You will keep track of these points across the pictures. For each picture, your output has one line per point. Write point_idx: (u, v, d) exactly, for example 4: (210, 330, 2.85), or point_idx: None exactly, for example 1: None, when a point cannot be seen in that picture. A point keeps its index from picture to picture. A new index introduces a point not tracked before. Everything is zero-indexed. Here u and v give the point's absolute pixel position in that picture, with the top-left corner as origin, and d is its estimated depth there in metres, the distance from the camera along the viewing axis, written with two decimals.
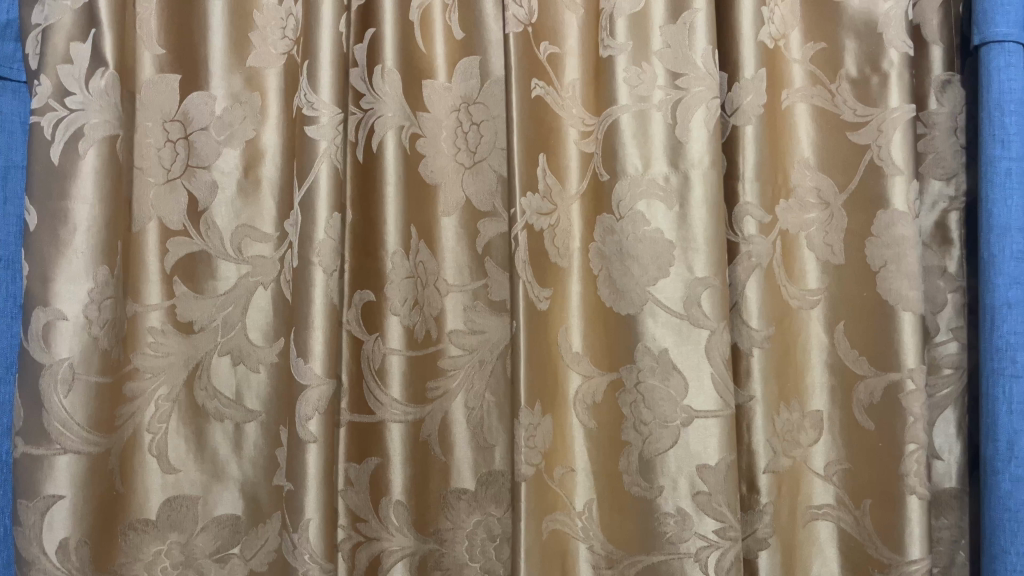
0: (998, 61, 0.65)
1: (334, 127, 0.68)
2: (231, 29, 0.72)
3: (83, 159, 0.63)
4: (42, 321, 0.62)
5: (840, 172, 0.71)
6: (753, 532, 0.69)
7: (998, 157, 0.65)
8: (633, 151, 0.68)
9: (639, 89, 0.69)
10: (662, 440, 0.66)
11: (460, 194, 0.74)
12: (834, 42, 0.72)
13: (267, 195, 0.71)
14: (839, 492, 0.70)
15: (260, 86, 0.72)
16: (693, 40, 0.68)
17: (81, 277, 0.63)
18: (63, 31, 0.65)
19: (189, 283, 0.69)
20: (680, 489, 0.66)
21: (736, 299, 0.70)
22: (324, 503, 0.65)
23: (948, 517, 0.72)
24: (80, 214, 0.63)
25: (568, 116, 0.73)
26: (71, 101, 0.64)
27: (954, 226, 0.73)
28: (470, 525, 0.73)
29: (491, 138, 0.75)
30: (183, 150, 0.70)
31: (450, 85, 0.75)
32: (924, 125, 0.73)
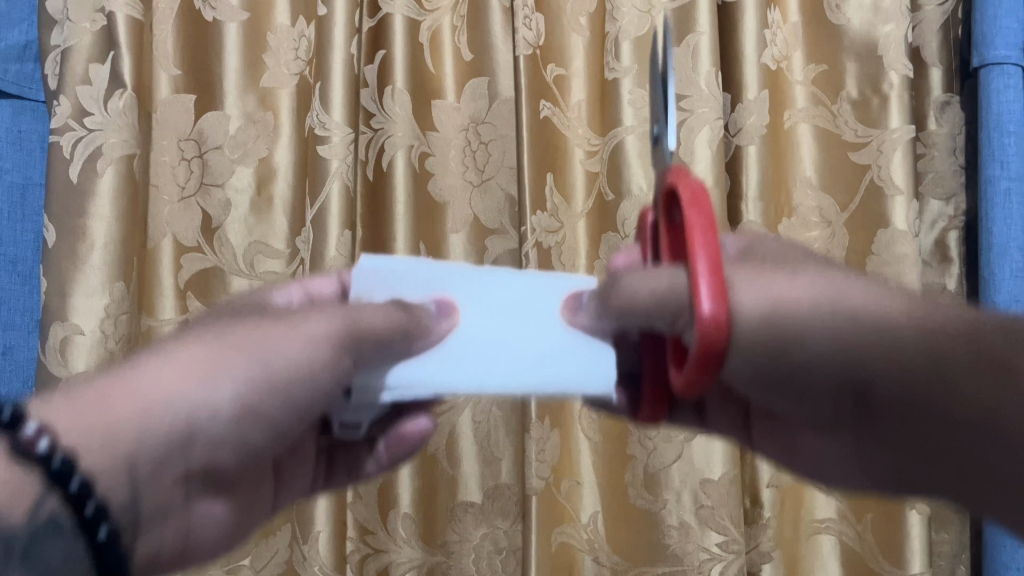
0: (997, 83, 0.66)
1: (345, 147, 0.70)
2: (244, 50, 0.73)
3: (101, 179, 0.65)
4: (60, 334, 0.64)
5: (841, 192, 0.73)
6: (757, 545, 0.71)
7: (998, 177, 0.66)
8: (638, 171, 0.70)
9: (643, 111, 0.70)
10: (666, 455, 0.68)
11: (468, 211, 0.76)
12: (835, 64, 0.74)
13: (279, 213, 0.72)
14: (841, 506, 0.72)
15: (273, 105, 0.73)
16: (696, 62, 0.68)
17: (97, 292, 0.65)
18: (81, 53, 0.66)
19: (202, 297, 0.71)
20: (683, 503, 0.67)
21: None
22: (333, 517, 0.69)
23: (948, 532, 0.74)
24: (97, 231, 0.65)
25: (574, 136, 0.74)
26: (90, 122, 0.65)
27: (953, 245, 0.74)
28: (477, 538, 0.74)
29: (499, 157, 0.76)
30: (198, 169, 0.72)
31: (459, 105, 0.76)
32: (924, 145, 0.75)
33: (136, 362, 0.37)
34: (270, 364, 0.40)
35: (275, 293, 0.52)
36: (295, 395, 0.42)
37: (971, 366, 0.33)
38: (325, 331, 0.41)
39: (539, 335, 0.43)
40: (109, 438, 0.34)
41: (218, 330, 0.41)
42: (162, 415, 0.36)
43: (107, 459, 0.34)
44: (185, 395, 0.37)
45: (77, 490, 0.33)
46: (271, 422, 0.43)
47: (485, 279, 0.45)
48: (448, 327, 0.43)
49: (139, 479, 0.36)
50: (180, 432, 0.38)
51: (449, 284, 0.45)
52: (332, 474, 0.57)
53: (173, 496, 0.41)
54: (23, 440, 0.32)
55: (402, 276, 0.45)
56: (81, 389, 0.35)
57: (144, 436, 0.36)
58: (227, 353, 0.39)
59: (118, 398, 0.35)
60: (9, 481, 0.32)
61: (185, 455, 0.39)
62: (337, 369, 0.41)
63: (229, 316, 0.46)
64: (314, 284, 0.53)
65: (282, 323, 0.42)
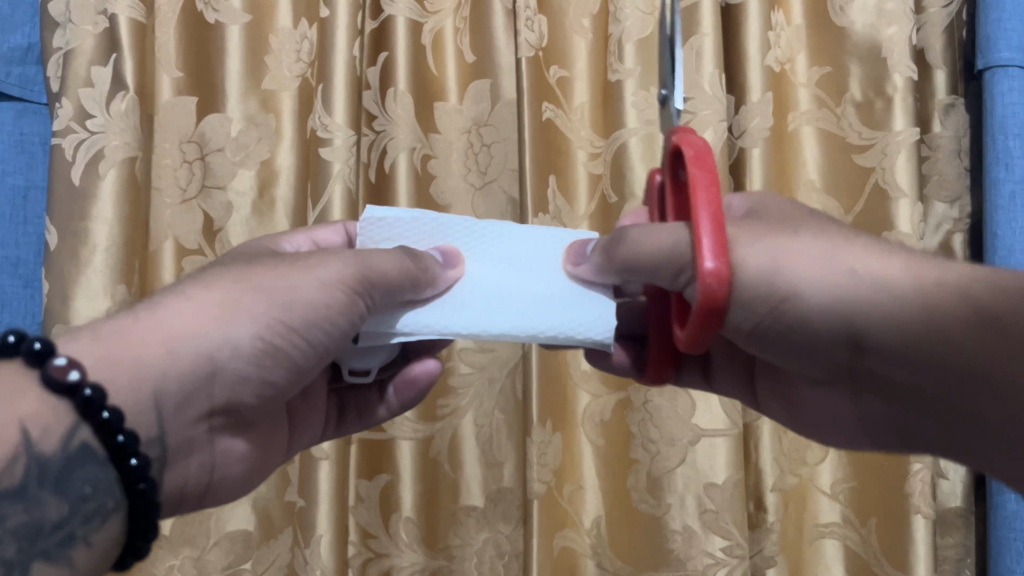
0: (1001, 86, 0.65)
1: (348, 149, 0.69)
2: (246, 53, 0.72)
3: (103, 181, 0.65)
4: (61, 337, 0.64)
5: (845, 195, 0.73)
6: (760, 549, 0.70)
7: (1003, 180, 0.65)
8: (642, 173, 0.70)
9: (647, 113, 0.70)
10: (670, 459, 0.67)
11: (471, 214, 0.75)
12: (839, 67, 0.73)
13: (280, 216, 0.72)
14: (845, 509, 0.71)
15: (275, 108, 0.72)
16: (700, 63, 0.68)
17: (100, 295, 0.65)
18: (83, 55, 0.66)
19: None
20: (687, 507, 0.66)
21: None
22: (335, 519, 0.68)
23: (954, 536, 0.73)
24: (99, 234, 0.65)
25: (578, 138, 0.74)
26: (92, 124, 0.65)
27: (959, 248, 0.74)
28: (479, 542, 0.73)
29: (502, 160, 0.76)
30: (200, 171, 0.71)
31: (461, 108, 0.76)
32: (929, 147, 0.74)
33: (162, 302, 0.42)
34: (286, 303, 0.43)
35: (283, 241, 0.54)
36: (310, 337, 0.45)
37: (942, 347, 0.38)
38: (338, 276, 0.44)
39: (544, 286, 0.49)
40: (135, 373, 0.39)
41: (235, 269, 0.45)
42: (182, 353, 0.41)
43: (129, 391, 0.39)
44: (205, 334, 0.41)
45: (103, 418, 0.37)
46: (293, 363, 0.45)
47: (485, 229, 0.51)
48: (454, 276, 0.49)
49: (163, 409, 0.41)
50: (201, 367, 0.42)
51: (448, 236, 0.51)
52: (343, 419, 0.60)
53: (196, 432, 0.44)
54: (54, 371, 0.36)
55: (404, 229, 0.50)
56: (115, 324, 0.40)
57: (166, 371, 0.40)
58: (244, 295, 0.43)
59: (143, 336, 0.40)
60: (42, 410, 0.36)
61: (207, 392, 0.43)
62: (350, 308, 0.44)
63: (241, 257, 0.49)
64: (319, 233, 0.56)
65: (294, 264, 0.45)
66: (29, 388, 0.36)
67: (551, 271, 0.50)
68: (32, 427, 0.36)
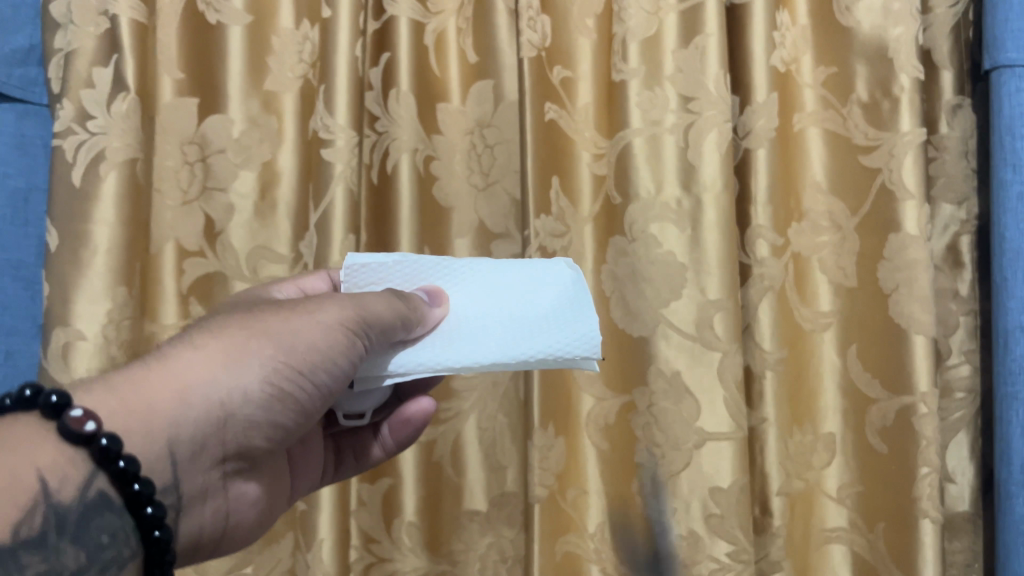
0: (1009, 86, 0.65)
1: (350, 150, 0.69)
2: (248, 54, 0.72)
3: (104, 182, 0.64)
4: (62, 340, 0.63)
5: (851, 196, 0.72)
6: (766, 554, 0.72)
7: (1011, 181, 0.64)
8: (646, 174, 0.68)
9: (651, 113, 0.68)
10: (675, 463, 0.66)
11: (474, 216, 0.75)
12: (845, 66, 0.73)
13: (282, 217, 0.71)
14: (852, 514, 0.71)
15: (277, 109, 0.72)
16: (704, 64, 0.67)
17: (100, 298, 0.64)
18: (84, 57, 0.66)
19: (205, 303, 0.71)
20: (692, 513, 0.66)
21: (749, 322, 0.72)
22: (337, 526, 0.67)
23: (961, 541, 0.73)
24: (100, 236, 0.64)
25: (581, 139, 0.74)
26: (93, 125, 0.65)
27: (966, 250, 0.73)
28: (483, 547, 0.73)
29: (505, 161, 0.75)
30: (201, 172, 0.71)
31: (464, 108, 0.76)
32: (935, 148, 0.73)
33: (171, 352, 0.43)
34: (291, 347, 0.45)
35: (275, 289, 0.57)
36: (316, 379, 0.46)
37: None
38: (337, 319, 0.46)
39: (527, 316, 0.51)
40: (152, 421, 0.40)
41: (239, 317, 0.46)
42: (197, 400, 0.41)
43: (147, 440, 0.39)
44: (216, 380, 0.42)
45: (121, 467, 0.37)
46: (300, 407, 0.46)
47: (465, 273, 0.54)
48: (439, 314, 0.51)
49: (179, 457, 0.41)
50: (215, 414, 0.42)
51: (431, 279, 0.53)
52: (341, 462, 0.61)
53: (210, 479, 0.45)
54: (71, 422, 0.36)
55: (389, 273, 0.53)
56: (130, 373, 0.41)
57: (181, 418, 0.41)
58: (251, 341, 0.44)
59: (157, 384, 0.41)
60: (59, 461, 0.37)
61: (220, 439, 0.43)
62: (350, 349, 0.46)
63: (236, 309, 0.50)
64: (306, 283, 0.59)
65: (294, 311, 0.46)
66: (45, 440, 0.37)
67: (529, 303, 0.52)
68: (50, 478, 0.36)
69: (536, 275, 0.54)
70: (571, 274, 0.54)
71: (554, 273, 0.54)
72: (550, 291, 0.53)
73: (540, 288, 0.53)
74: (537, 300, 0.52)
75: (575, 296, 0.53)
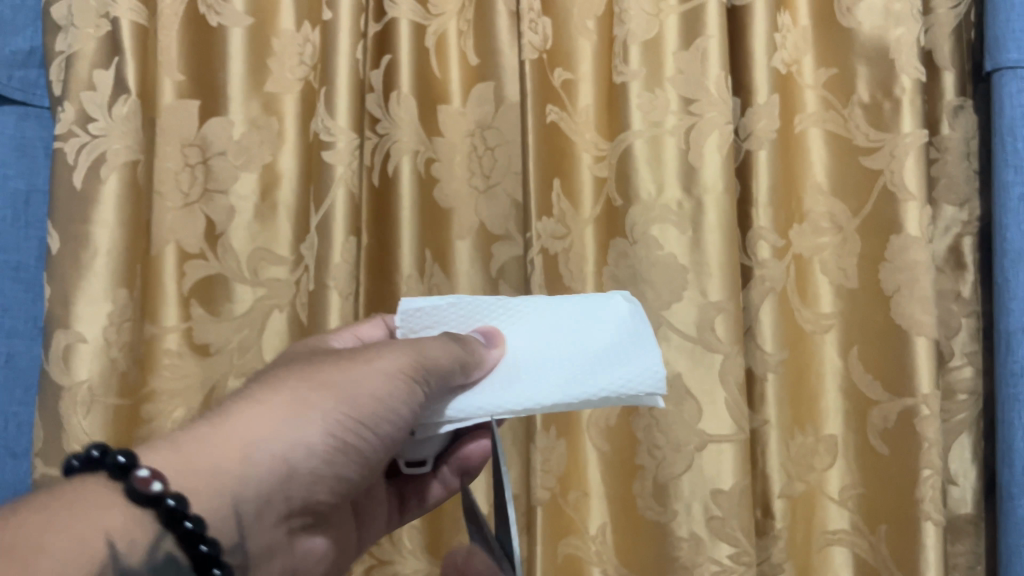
0: (1011, 87, 0.64)
1: (350, 152, 0.69)
2: (248, 56, 0.72)
3: (105, 184, 0.64)
4: (62, 343, 0.63)
5: (853, 197, 0.72)
6: (768, 556, 0.72)
7: (1013, 182, 0.64)
8: (647, 176, 0.68)
9: (652, 115, 0.68)
10: (676, 465, 0.66)
11: (475, 217, 0.75)
12: (847, 67, 0.73)
13: (283, 219, 0.72)
14: (854, 517, 0.71)
15: (277, 111, 0.72)
16: (705, 66, 0.67)
17: (101, 300, 0.64)
18: (86, 59, 0.66)
19: (205, 305, 0.70)
20: (694, 515, 0.65)
21: (751, 324, 0.72)
22: None
23: (964, 544, 0.73)
24: (101, 238, 0.64)
25: (581, 141, 0.74)
26: (94, 127, 0.65)
27: (967, 251, 0.73)
28: None
29: (505, 163, 0.75)
30: (201, 175, 0.71)
31: (465, 110, 0.76)
32: (938, 149, 0.73)
33: (231, 407, 0.40)
34: (354, 398, 0.43)
35: (330, 338, 0.54)
36: (378, 429, 0.44)
37: None
38: (397, 366, 0.44)
39: (589, 353, 0.48)
40: (218, 481, 0.38)
41: (296, 368, 0.43)
42: (260, 459, 0.39)
43: (212, 499, 0.37)
44: (282, 436, 0.40)
45: (189, 527, 0.36)
46: (363, 458, 0.44)
47: (519, 310, 0.51)
48: (498, 355, 0.49)
49: (244, 516, 0.39)
50: (279, 471, 0.40)
51: (485, 318, 0.51)
52: (405, 505, 0.61)
53: (275, 537, 0.42)
54: (138, 482, 0.35)
55: (443, 314, 0.51)
56: (190, 431, 0.39)
57: (247, 479, 0.39)
58: (313, 393, 0.42)
59: (220, 442, 0.39)
60: (128, 524, 0.35)
61: (284, 495, 0.41)
62: (412, 398, 0.44)
63: (289, 357, 0.48)
64: (363, 329, 0.56)
65: (352, 360, 0.44)
66: (112, 501, 0.35)
67: (589, 338, 0.49)
68: (118, 541, 0.34)
69: (592, 309, 0.51)
70: (627, 304, 0.52)
71: (611, 305, 0.51)
72: (609, 324, 0.50)
73: (599, 320, 0.50)
74: (600, 335, 0.49)
75: (636, 328, 0.50)
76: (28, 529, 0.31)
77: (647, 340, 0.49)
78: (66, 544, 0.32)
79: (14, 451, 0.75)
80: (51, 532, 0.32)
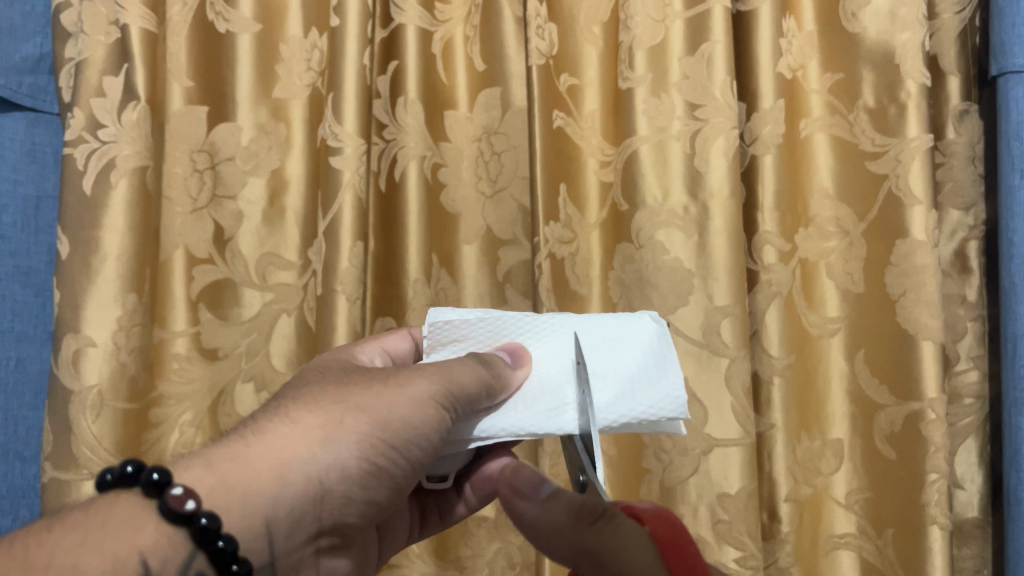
0: (1016, 92, 0.65)
1: (358, 157, 0.69)
2: (257, 61, 0.72)
3: (115, 190, 0.65)
4: (72, 347, 0.63)
5: (859, 201, 0.72)
6: (775, 560, 0.72)
7: (1019, 187, 0.64)
8: (653, 181, 0.68)
9: (658, 120, 0.69)
10: (683, 468, 0.67)
11: (481, 222, 0.76)
12: (852, 72, 0.73)
13: (291, 224, 0.72)
14: (861, 521, 0.71)
15: (285, 117, 0.73)
16: (711, 71, 0.67)
17: (111, 304, 0.64)
18: (96, 65, 0.66)
19: (214, 309, 0.71)
20: (700, 519, 0.66)
21: (758, 327, 0.72)
22: None
23: (970, 547, 0.73)
24: (111, 243, 0.65)
25: (589, 146, 0.74)
26: (104, 134, 0.65)
27: (972, 255, 0.73)
28: (491, 553, 0.74)
29: (512, 167, 0.75)
30: (210, 180, 0.71)
31: (472, 116, 0.76)
32: (943, 154, 0.74)
33: (267, 425, 0.41)
34: (385, 422, 0.43)
35: (357, 351, 0.52)
36: (408, 454, 0.44)
37: None
38: (428, 393, 0.43)
39: (613, 377, 0.48)
40: (250, 499, 0.38)
41: (331, 387, 0.44)
42: (293, 480, 0.40)
43: (245, 520, 0.38)
44: (314, 459, 0.40)
45: (220, 546, 0.37)
46: (393, 481, 0.44)
47: (546, 329, 0.51)
48: (523, 376, 0.48)
49: (275, 536, 0.40)
50: (312, 492, 0.40)
51: (513, 337, 0.51)
52: (426, 522, 0.59)
53: (303, 557, 0.43)
54: (171, 500, 0.36)
55: (471, 329, 0.51)
56: (226, 449, 0.40)
57: (280, 499, 0.39)
58: (346, 416, 0.42)
59: (254, 462, 0.39)
60: (161, 542, 0.36)
61: (317, 515, 0.42)
62: (441, 424, 0.44)
63: (318, 369, 0.48)
64: (388, 341, 0.55)
65: (384, 383, 0.44)
66: (148, 519, 0.36)
67: (615, 361, 0.49)
68: (151, 559, 0.35)
69: (618, 332, 0.51)
70: (654, 327, 0.51)
71: (637, 328, 0.51)
72: (634, 346, 0.50)
73: (625, 344, 0.50)
74: (627, 357, 0.49)
75: (664, 353, 0.50)
76: (65, 546, 0.33)
77: (672, 365, 0.49)
78: (100, 561, 0.33)
79: (23, 455, 0.75)
80: (85, 550, 0.33)
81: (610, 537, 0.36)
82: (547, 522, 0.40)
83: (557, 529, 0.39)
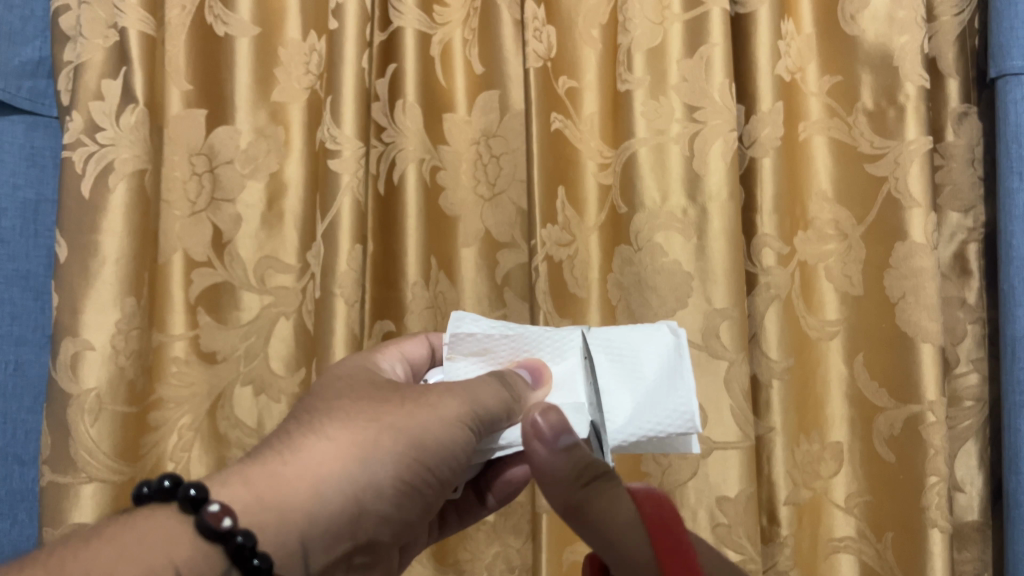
0: (1015, 93, 0.64)
1: (356, 160, 0.69)
2: (256, 64, 0.73)
3: (113, 192, 0.65)
4: (71, 351, 0.63)
5: (858, 205, 0.72)
6: (774, 563, 0.72)
7: (1018, 189, 0.64)
8: (652, 183, 0.68)
9: (657, 122, 0.69)
10: (682, 473, 0.67)
11: (480, 225, 0.76)
12: (850, 75, 0.73)
13: (289, 227, 0.72)
14: (860, 524, 0.71)
15: (284, 120, 0.73)
16: (709, 74, 0.67)
17: (110, 307, 0.64)
18: (94, 69, 0.67)
19: (213, 313, 0.71)
20: (699, 522, 0.66)
21: (756, 331, 0.71)
22: None
23: (971, 551, 0.73)
24: (109, 246, 0.65)
25: (587, 149, 0.75)
26: (102, 137, 0.65)
27: (972, 258, 0.73)
28: (489, 556, 0.74)
29: (510, 171, 0.75)
30: (209, 183, 0.71)
31: (471, 118, 0.77)
32: (942, 156, 0.74)
33: (302, 441, 0.41)
34: (417, 441, 0.42)
35: (378, 357, 0.52)
36: (440, 472, 0.43)
37: None
38: (457, 413, 0.43)
39: (624, 394, 0.48)
40: (284, 518, 0.38)
41: (364, 403, 0.43)
42: (328, 497, 0.39)
43: (280, 537, 0.38)
44: (347, 478, 0.40)
45: (256, 563, 0.36)
46: (425, 500, 0.45)
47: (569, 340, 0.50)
48: (541, 396, 0.46)
49: (312, 553, 0.39)
50: (346, 510, 0.40)
51: (535, 351, 0.49)
52: (445, 523, 0.59)
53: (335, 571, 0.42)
54: (208, 517, 0.36)
55: (495, 343, 0.49)
56: (263, 466, 0.39)
57: (316, 516, 0.39)
58: (380, 436, 0.42)
59: (292, 480, 0.39)
60: (197, 559, 0.36)
61: (351, 531, 0.41)
62: (469, 445, 0.43)
63: (351, 378, 0.47)
64: (406, 346, 0.54)
65: (417, 400, 0.43)
66: (182, 535, 0.36)
67: (630, 376, 0.48)
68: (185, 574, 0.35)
69: (635, 343, 0.50)
70: (670, 338, 0.50)
71: (654, 340, 0.50)
72: (649, 359, 0.49)
73: (637, 355, 0.49)
74: (641, 369, 0.49)
75: (677, 366, 0.49)
76: (99, 561, 0.33)
77: (687, 381, 0.48)
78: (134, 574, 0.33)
79: (22, 459, 0.75)
80: (120, 564, 0.33)
81: (602, 504, 0.39)
82: (545, 468, 0.39)
83: (555, 481, 0.39)
